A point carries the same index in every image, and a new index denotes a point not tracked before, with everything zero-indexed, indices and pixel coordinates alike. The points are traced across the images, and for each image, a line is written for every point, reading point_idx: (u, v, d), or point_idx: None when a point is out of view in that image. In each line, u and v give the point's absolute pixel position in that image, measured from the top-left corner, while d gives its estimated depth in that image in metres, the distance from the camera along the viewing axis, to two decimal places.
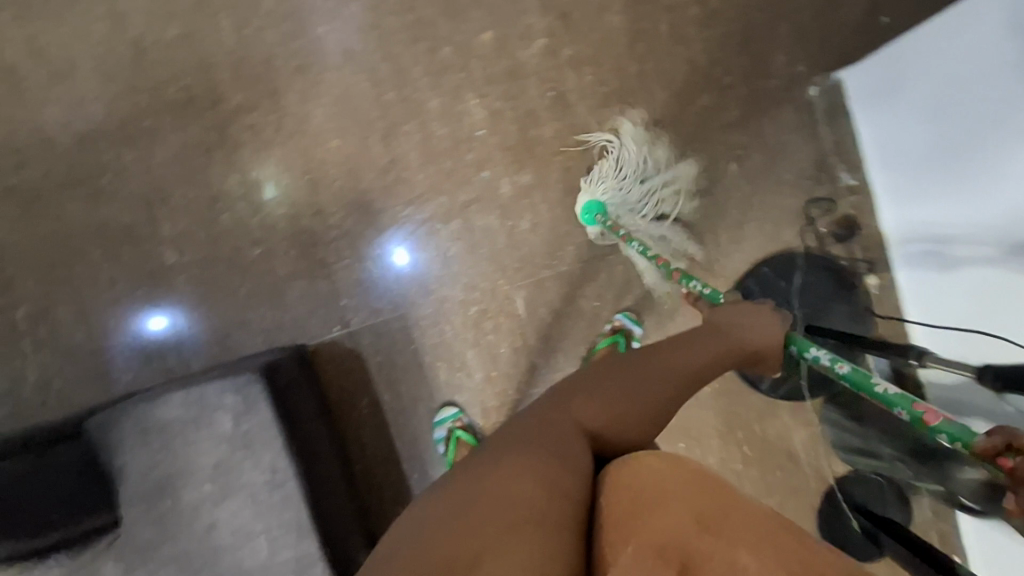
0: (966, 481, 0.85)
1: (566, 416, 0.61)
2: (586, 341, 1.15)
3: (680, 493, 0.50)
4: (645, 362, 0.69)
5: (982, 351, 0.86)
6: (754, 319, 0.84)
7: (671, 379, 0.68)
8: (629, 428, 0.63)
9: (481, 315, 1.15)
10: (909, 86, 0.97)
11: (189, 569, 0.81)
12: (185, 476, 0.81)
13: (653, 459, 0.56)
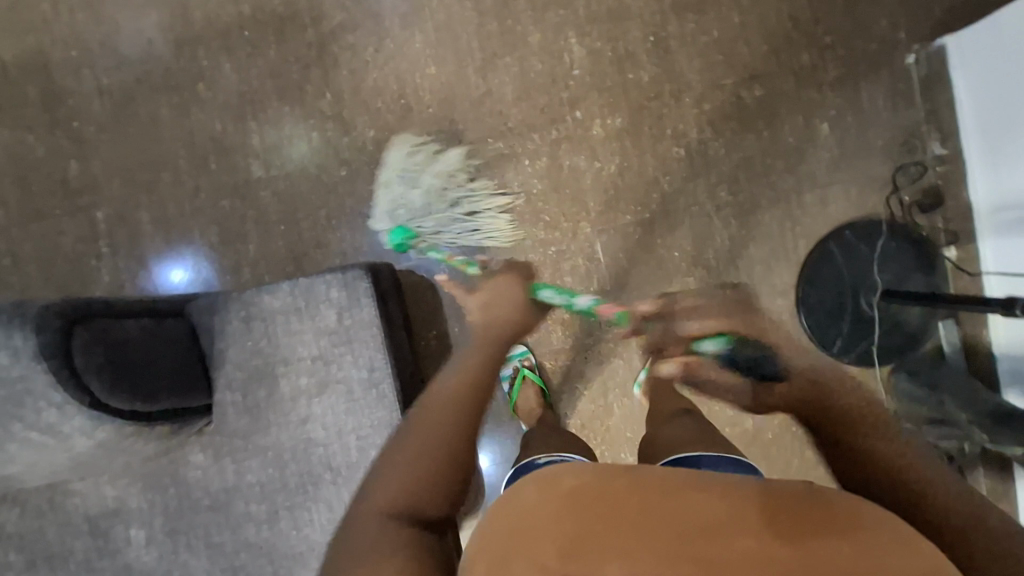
0: None
1: (360, 527, 0.51)
2: (662, 290, 1.14)
3: (556, 525, 0.44)
4: (430, 424, 0.61)
5: None
6: (494, 295, 0.91)
7: (456, 421, 0.61)
8: (433, 488, 0.55)
9: (559, 256, 1.15)
10: (999, 59, 0.99)
11: (280, 459, 0.81)
12: (283, 366, 0.80)
13: (526, 490, 0.49)
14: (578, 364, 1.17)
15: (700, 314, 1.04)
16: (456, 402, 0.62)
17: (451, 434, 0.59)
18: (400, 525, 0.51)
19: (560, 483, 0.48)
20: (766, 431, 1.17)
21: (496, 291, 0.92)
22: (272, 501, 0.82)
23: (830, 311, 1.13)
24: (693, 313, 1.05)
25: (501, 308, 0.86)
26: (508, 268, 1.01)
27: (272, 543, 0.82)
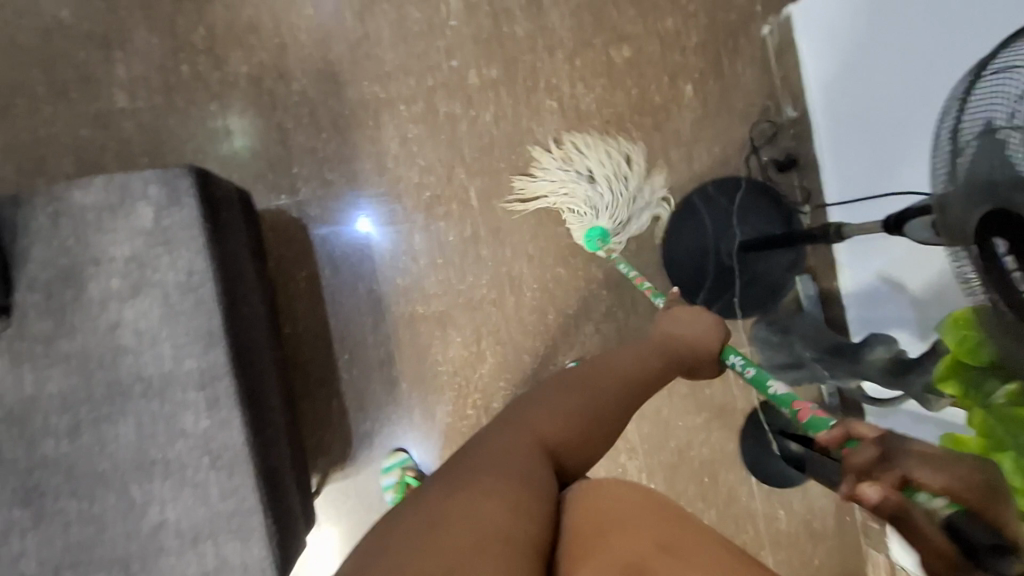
0: (874, 360, 0.90)
1: (512, 441, 0.63)
2: (533, 238, 1.17)
3: (648, 528, 0.54)
4: (571, 398, 0.70)
5: (884, 250, 1.02)
6: (694, 319, 0.91)
7: (613, 394, 0.73)
8: (592, 449, 0.69)
9: (433, 200, 1.16)
10: (826, 36, 1.08)
11: (86, 367, 0.76)
12: (95, 266, 0.75)
13: (622, 488, 0.61)
14: (451, 311, 1.17)
15: (967, 483, 0.45)
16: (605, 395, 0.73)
17: (617, 396, 0.74)
18: (546, 462, 0.62)
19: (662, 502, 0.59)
20: None
21: (691, 318, 0.91)
22: (74, 414, 0.76)
23: (693, 261, 1.18)
24: (929, 455, 0.46)
25: (705, 335, 0.88)
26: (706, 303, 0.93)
27: (73, 460, 0.76)
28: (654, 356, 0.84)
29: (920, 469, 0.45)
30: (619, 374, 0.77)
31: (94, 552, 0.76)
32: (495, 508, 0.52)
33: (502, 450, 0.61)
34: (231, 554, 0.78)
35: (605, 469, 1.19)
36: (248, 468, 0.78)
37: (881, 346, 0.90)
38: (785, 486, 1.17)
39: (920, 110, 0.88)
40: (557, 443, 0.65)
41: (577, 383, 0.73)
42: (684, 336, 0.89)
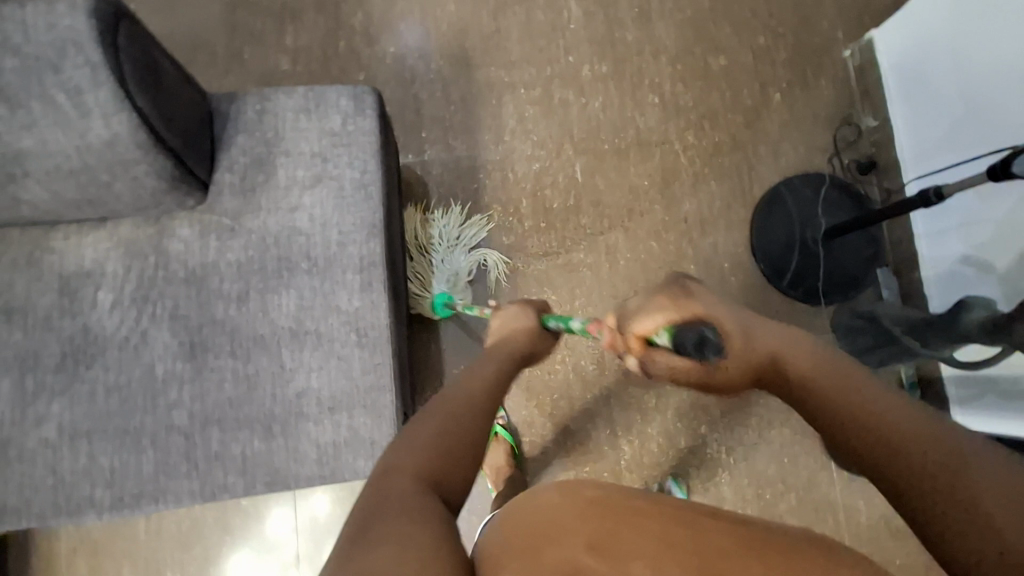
0: (970, 322, 0.97)
1: (401, 482, 0.58)
2: (629, 213, 1.28)
3: (573, 521, 0.55)
4: (445, 399, 0.72)
5: (972, 231, 1.09)
6: (509, 315, 0.93)
7: (481, 388, 0.76)
8: (460, 466, 0.64)
9: (542, 171, 1.29)
10: (904, 42, 1.21)
11: (263, 243, 0.88)
12: (285, 158, 0.89)
13: (547, 496, 0.61)
14: (549, 271, 1.26)
15: (670, 312, 0.67)
16: (486, 387, 0.77)
17: (481, 417, 0.71)
18: (435, 499, 0.57)
19: (579, 493, 0.60)
20: None
21: (509, 312, 0.94)
22: (246, 281, 0.87)
23: (779, 247, 1.25)
24: (640, 312, 0.70)
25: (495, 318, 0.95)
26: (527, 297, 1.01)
27: (238, 323, 0.86)
28: (511, 361, 0.85)
29: (639, 325, 0.69)
30: (482, 376, 0.78)
31: (241, 410, 0.84)
32: (413, 543, 0.49)
33: (387, 500, 0.55)
34: (362, 427, 0.85)
35: (686, 438, 1.22)
36: (387, 348, 0.87)
37: (979, 306, 0.96)
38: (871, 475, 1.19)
39: (1005, 102, 1.01)
40: (439, 468, 0.61)
41: (443, 411, 0.69)
42: (499, 330, 0.93)
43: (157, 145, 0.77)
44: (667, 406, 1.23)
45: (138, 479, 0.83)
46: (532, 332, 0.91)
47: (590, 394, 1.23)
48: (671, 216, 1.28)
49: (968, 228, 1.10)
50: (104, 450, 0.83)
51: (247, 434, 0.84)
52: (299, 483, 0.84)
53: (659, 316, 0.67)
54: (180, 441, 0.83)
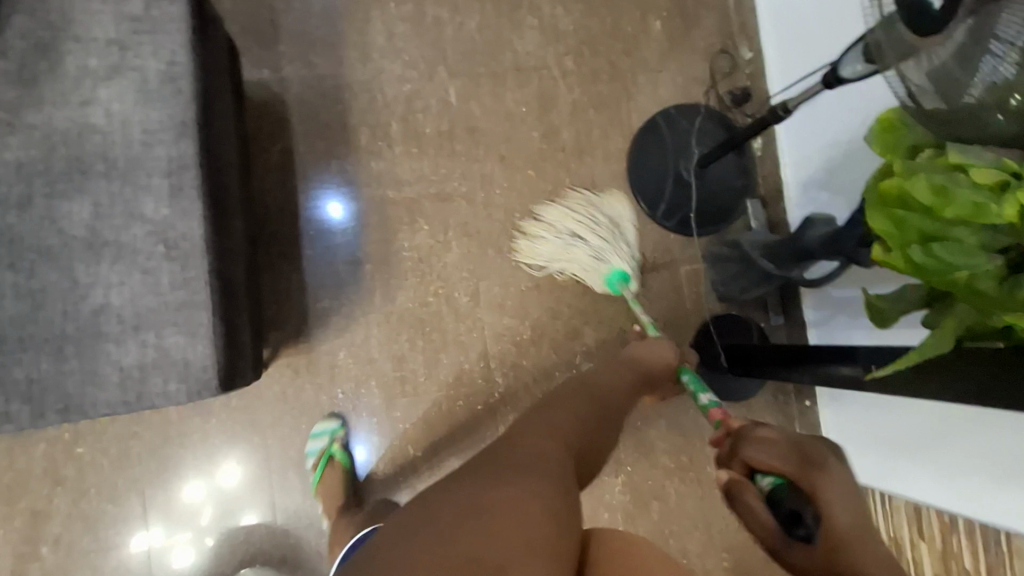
0: (812, 235, 0.98)
1: (551, 439, 0.66)
2: (506, 140, 1.23)
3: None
4: (585, 407, 0.78)
5: (823, 155, 1.12)
6: (660, 347, 1.01)
7: (613, 408, 0.83)
8: (587, 467, 0.72)
9: (413, 93, 1.21)
10: None
11: (49, 141, 0.77)
12: (74, 45, 0.78)
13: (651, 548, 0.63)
14: (423, 200, 1.20)
15: (788, 459, 0.61)
16: (615, 407, 0.84)
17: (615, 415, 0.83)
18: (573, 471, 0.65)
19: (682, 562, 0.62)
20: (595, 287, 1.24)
21: (648, 343, 1.01)
22: (28, 185, 0.76)
23: (655, 176, 1.24)
24: (761, 441, 0.65)
25: (663, 356, 1.00)
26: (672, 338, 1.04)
27: (19, 232, 0.75)
28: (643, 384, 0.95)
29: (753, 454, 0.64)
30: (620, 386, 0.89)
31: (27, 329, 0.74)
32: (549, 501, 0.56)
33: (545, 450, 0.64)
34: (173, 347, 0.77)
35: (560, 369, 1.20)
36: (202, 262, 0.78)
37: (821, 221, 0.98)
38: (736, 400, 1.23)
39: (840, 22, 1.04)
40: (577, 450, 0.70)
41: (588, 409, 0.78)
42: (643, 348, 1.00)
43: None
44: (543, 336, 1.20)
45: None
46: (659, 359, 0.99)
47: (464, 327, 1.19)
48: (549, 144, 1.24)
49: (820, 153, 1.14)
50: None
51: (34, 355, 0.74)
52: (97, 409, 0.75)
53: (773, 463, 0.62)
54: None
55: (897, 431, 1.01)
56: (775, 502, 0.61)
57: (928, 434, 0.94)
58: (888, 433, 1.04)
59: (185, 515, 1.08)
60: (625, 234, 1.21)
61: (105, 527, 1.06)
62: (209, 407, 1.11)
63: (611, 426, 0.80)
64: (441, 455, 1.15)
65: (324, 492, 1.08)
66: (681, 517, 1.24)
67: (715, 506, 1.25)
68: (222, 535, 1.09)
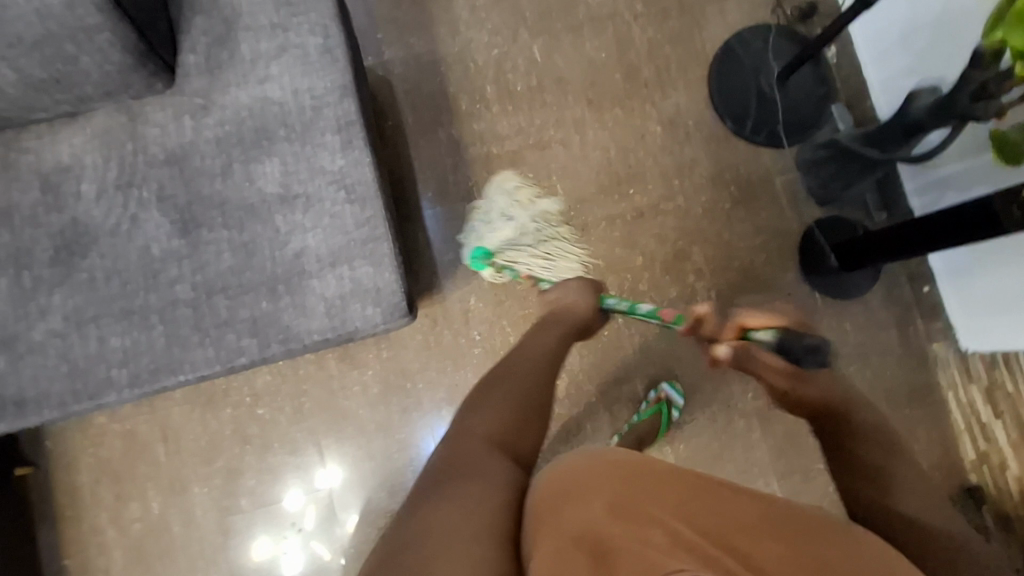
0: (919, 105, 1.03)
1: (474, 445, 0.74)
2: (590, 87, 1.32)
3: (604, 486, 0.60)
4: (503, 381, 0.85)
5: (912, 39, 1.15)
6: (572, 294, 1.06)
7: (538, 367, 0.90)
8: (525, 432, 0.79)
9: (501, 56, 1.32)
10: None
11: (238, 118, 0.90)
12: (247, 34, 0.91)
13: (581, 459, 0.64)
14: (523, 152, 1.30)
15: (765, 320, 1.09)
16: (537, 363, 0.91)
17: (542, 384, 0.87)
18: (502, 462, 0.73)
19: (615, 457, 0.64)
20: (696, 209, 1.29)
21: (567, 289, 1.07)
22: (227, 155, 0.89)
23: (738, 97, 1.30)
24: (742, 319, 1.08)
25: (578, 301, 1.05)
26: (583, 276, 1.08)
27: (225, 196, 0.88)
28: (569, 335, 1.01)
29: (746, 321, 1.08)
30: (535, 356, 0.93)
31: (245, 275, 0.87)
32: (469, 506, 0.64)
33: (465, 459, 0.71)
34: (365, 277, 0.89)
35: (676, 290, 1.27)
36: (377, 202, 0.90)
37: (925, 93, 1.02)
38: (852, 296, 1.27)
39: None
40: (506, 431, 0.77)
41: (510, 394, 0.82)
42: (563, 301, 1.06)
43: (118, 13, 0.78)
44: (654, 260, 1.27)
45: (153, 354, 0.86)
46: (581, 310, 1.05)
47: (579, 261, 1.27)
48: (632, 83, 1.32)
49: (907, 38, 1.16)
50: (114, 333, 0.86)
51: (254, 297, 0.87)
52: (311, 337, 0.88)
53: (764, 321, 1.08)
54: (188, 314, 0.87)
55: (1005, 287, 1.10)
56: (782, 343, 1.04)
57: None
58: (999, 275, 1.11)
59: (356, 459, 1.20)
60: (545, 225, 1.25)
61: (289, 476, 1.18)
62: (363, 361, 1.21)
63: (536, 379, 0.87)
64: None
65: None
66: None
67: None
68: (389, 477, 1.19)
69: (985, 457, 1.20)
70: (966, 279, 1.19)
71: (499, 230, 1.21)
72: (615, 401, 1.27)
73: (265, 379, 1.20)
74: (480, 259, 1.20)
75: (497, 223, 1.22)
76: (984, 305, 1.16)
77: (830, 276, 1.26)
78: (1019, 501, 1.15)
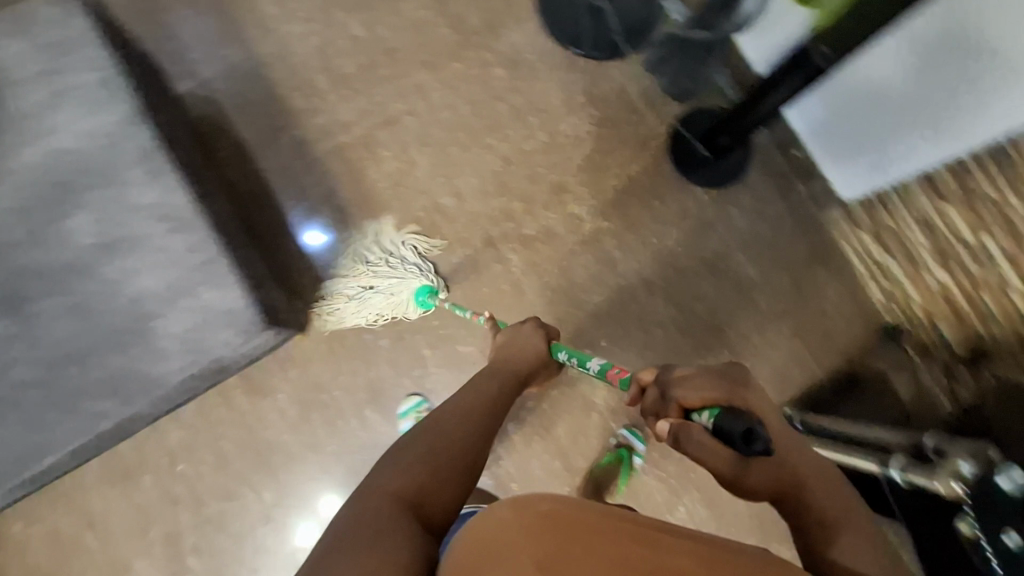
0: None
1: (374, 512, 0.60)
2: (421, 47, 1.28)
3: (526, 548, 0.45)
4: (436, 427, 0.75)
5: None
6: (518, 335, 1.01)
7: (478, 415, 0.81)
8: (447, 489, 0.67)
9: (324, 43, 1.27)
10: None
11: (29, 177, 0.83)
12: (13, 88, 0.84)
13: (500, 509, 0.48)
14: (373, 132, 1.25)
15: (718, 389, 0.77)
16: (480, 410, 0.81)
17: (479, 436, 0.76)
18: (406, 524, 0.59)
19: (538, 503, 0.48)
20: (560, 138, 1.27)
21: (515, 330, 1.03)
22: (28, 218, 0.83)
23: (568, 18, 1.28)
24: (685, 381, 0.80)
25: (530, 346, 1.00)
26: (535, 317, 1.04)
27: (39, 261, 0.83)
28: (510, 383, 0.93)
29: (684, 398, 0.78)
30: (479, 405, 0.82)
31: (86, 336, 0.82)
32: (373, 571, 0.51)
33: (360, 518, 0.59)
34: (211, 301, 0.85)
35: (561, 224, 1.25)
36: (200, 220, 0.86)
37: None
38: (734, 180, 1.28)
39: None
40: (427, 486, 0.66)
41: (421, 449, 0.70)
42: (507, 347, 1.00)
43: None
44: (531, 201, 1.25)
45: (13, 444, 0.81)
46: (526, 353, 0.99)
47: (460, 224, 1.24)
48: (461, 32, 1.29)
49: None
50: None
51: (102, 356, 0.82)
52: (172, 377, 0.84)
53: (705, 394, 0.77)
54: (39, 392, 0.81)
55: (857, 129, 1.11)
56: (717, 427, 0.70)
57: (883, 125, 1.05)
58: (850, 121, 1.12)
59: (293, 486, 1.16)
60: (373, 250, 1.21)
61: (231, 521, 1.15)
62: (272, 387, 1.18)
63: (475, 428, 0.77)
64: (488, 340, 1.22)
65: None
66: (728, 306, 1.26)
67: (757, 283, 1.27)
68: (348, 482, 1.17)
69: (890, 295, 1.23)
70: (828, 127, 1.18)
71: (344, 310, 1.19)
72: None
73: (177, 435, 1.15)
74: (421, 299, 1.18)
75: (342, 298, 1.19)
76: (845, 152, 1.17)
77: (708, 167, 1.26)
78: (926, 326, 1.18)
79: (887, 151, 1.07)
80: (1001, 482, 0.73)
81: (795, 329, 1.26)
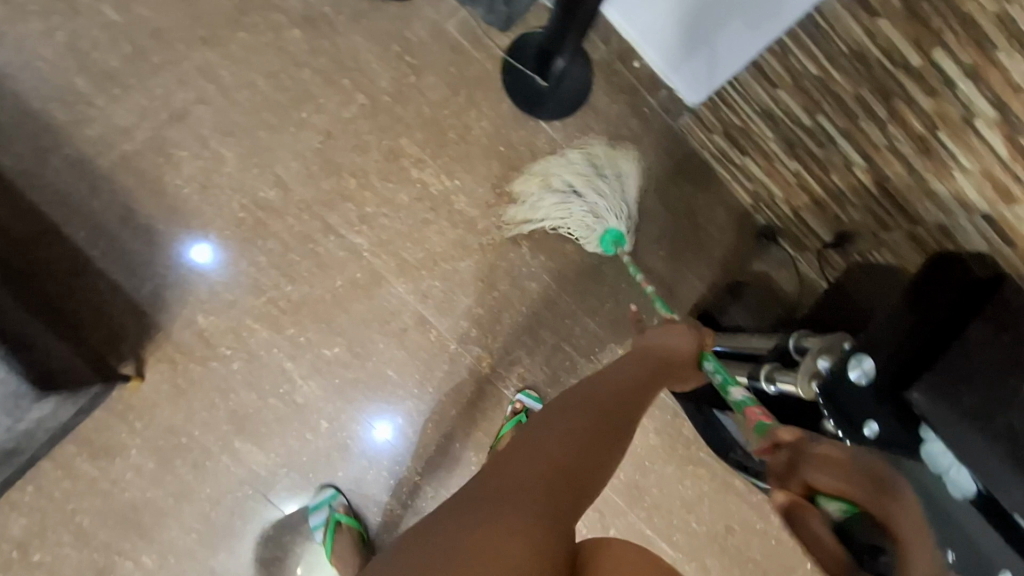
0: None
1: (535, 477, 0.60)
2: (194, 21, 1.09)
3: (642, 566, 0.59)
4: (563, 422, 0.69)
5: None
6: (669, 337, 0.89)
7: (611, 411, 0.74)
8: (595, 476, 0.65)
9: (72, 38, 1.06)
10: None
11: None
12: None
13: (615, 544, 0.61)
14: (164, 133, 1.08)
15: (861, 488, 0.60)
16: (615, 419, 0.73)
17: (607, 448, 0.68)
18: (563, 506, 0.59)
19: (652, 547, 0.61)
20: (383, 98, 1.13)
21: (665, 331, 0.89)
22: None
23: None
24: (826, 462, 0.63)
25: (680, 346, 0.88)
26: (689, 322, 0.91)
27: None
28: (658, 376, 0.85)
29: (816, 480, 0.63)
30: (613, 419, 0.73)
31: None
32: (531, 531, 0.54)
33: (508, 475, 0.60)
34: None
35: (406, 193, 1.13)
36: None
37: None
38: (580, 106, 1.18)
39: None
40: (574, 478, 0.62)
41: (580, 430, 0.68)
42: (660, 344, 0.88)
43: None
44: (368, 175, 1.12)
45: None
46: (679, 356, 0.88)
47: (291, 217, 1.10)
48: None
49: None
50: None
51: None
52: None
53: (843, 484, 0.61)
54: None
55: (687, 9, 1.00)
56: (846, 534, 0.59)
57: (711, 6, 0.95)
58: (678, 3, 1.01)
59: (177, 544, 1.06)
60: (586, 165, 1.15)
61: None
62: (120, 445, 1.04)
63: (609, 447, 0.69)
64: (355, 337, 1.11)
65: (339, 563, 1.05)
66: None
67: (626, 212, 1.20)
68: (248, 525, 1.08)
69: (756, 196, 1.19)
70: (659, 10, 1.06)
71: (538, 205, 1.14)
72: (406, 336, 1.12)
73: (22, 524, 1.01)
74: (607, 241, 1.12)
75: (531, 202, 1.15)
76: (682, 38, 1.07)
77: (551, 96, 1.17)
78: (791, 217, 1.16)
79: (721, 34, 0.98)
80: (854, 375, 0.72)
81: (673, 251, 1.22)
